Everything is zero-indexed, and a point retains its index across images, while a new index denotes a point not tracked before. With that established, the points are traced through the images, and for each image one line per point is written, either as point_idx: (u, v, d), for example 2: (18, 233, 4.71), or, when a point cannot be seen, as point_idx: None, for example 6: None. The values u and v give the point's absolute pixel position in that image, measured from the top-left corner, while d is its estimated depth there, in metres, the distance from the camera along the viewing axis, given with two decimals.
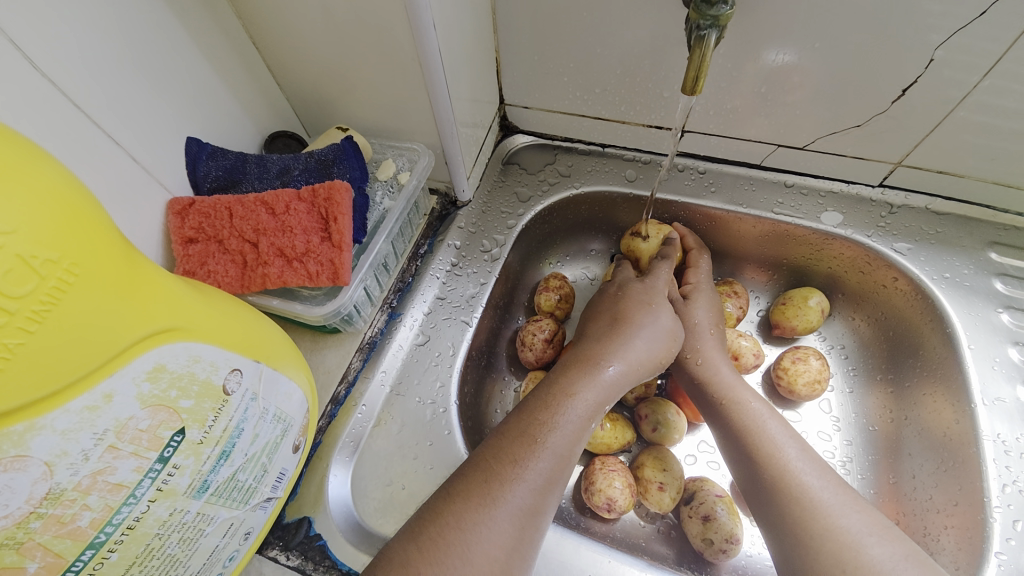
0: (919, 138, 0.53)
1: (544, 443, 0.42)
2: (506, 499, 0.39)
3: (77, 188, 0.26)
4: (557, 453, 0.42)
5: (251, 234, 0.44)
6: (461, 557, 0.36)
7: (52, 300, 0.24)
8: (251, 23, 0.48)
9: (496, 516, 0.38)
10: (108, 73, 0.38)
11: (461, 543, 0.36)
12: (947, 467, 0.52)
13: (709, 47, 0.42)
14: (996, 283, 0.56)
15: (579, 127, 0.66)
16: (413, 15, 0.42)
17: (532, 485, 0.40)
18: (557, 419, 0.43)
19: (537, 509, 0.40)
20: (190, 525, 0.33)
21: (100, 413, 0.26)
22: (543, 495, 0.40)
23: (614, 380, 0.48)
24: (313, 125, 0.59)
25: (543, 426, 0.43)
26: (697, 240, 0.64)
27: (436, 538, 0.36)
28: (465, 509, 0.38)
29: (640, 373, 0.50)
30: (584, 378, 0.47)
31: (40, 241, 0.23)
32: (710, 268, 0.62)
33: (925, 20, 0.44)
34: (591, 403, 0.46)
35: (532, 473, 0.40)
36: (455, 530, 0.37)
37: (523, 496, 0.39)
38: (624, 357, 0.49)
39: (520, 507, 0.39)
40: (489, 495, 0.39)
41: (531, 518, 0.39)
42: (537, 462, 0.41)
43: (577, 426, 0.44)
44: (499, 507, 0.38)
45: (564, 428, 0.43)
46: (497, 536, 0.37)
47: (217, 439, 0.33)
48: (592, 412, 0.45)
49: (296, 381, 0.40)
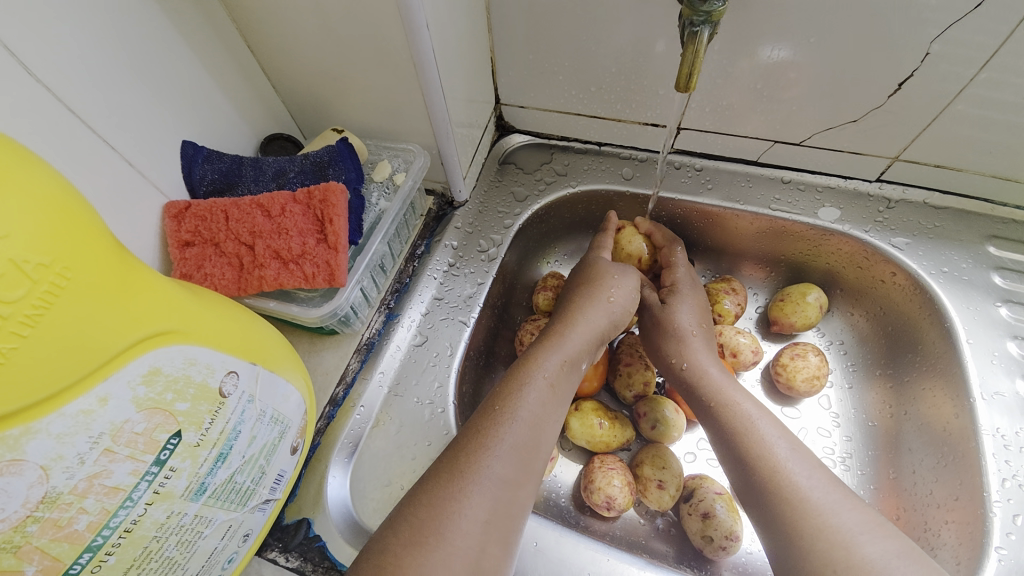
0: (917, 132, 0.53)
1: (507, 410, 0.42)
2: (476, 469, 0.39)
3: (70, 191, 0.26)
4: (524, 419, 0.42)
5: (247, 236, 0.44)
6: (434, 533, 0.35)
7: (45, 304, 0.24)
8: (245, 26, 0.48)
9: (467, 489, 0.38)
10: (103, 77, 0.38)
11: (433, 519, 0.36)
12: (947, 462, 0.52)
13: (701, 43, 0.42)
14: (995, 277, 0.56)
15: (575, 125, 0.66)
16: (407, 15, 0.42)
17: (501, 454, 0.40)
18: (517, 388, 0.44)
19: (512, 480, 0.40)
20: (188, 527, 0.33)
21: (96, 416, 0.26)
22: (519, 466, 0.40)
23: (575, 344, 0.49)
24: (309, 127, 0.59)
25: (506, 394, 0.44)
26: (666, 235, 0.63)
27: (412, 521, 0.36)
28: (436, 487, 0.38)
29: (600, 331, 0.51)
30: (544, 347, 0.48)
31: (32, 245, 0.23)
32: (684, 262, 0.61)
33: (921, 14, 0.43)
34: (552, 366, 0.46)
35: (499, 442, 0.40)
36: (426, 508, 0.37)
37: (497, 468, 0.39)
38: (578, 323, 0.50)
39: (493, 477, 0.39)
40: (457, 467, 0.39)
41: (506, 488, 0.39)
42: (502, 429, 0.41)
43: (541, 392, 0.44)
44: (470, 479, 0.38)
45: (531, 398, 0.44)
46: (474, 512, 0.37)
47: (214, 441, 0.33)
48: (556, 376, 0.46)
49: (293, 383, 0.40)
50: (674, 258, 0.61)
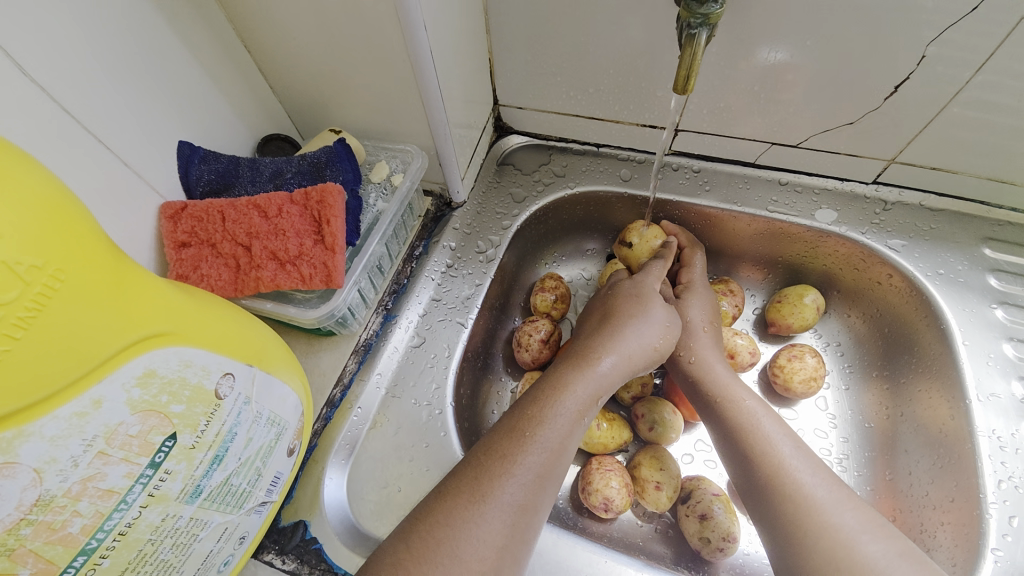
0: (913, 134, 0.53)
1: (536, 438, 0.42)
2: (496, 495, 0.38)
3: (63, 192, 0.26)
4: (549, 447, 0.42)
5: (243, 237, 0.44)
6: (449, 554, 0.35)
7: (38, 306, 0.24)
8: (242, 26, 0.48)
9: (485, 513, 0.37)
10: (98, 77, 0.38)
11: (449, 541, 0.36)
12: (943, 463, 0.52)
13: (700, 45, 0.42)
14: (990, 279, 0.56)
15: (573, 126, 0.66)
16: (405, 16, 0.42)
17: (522, 481, 0.40)
18: (548, 415, 0.43)
19: (528, 506, 0.39)
20: (183, 530, 0.33)
21: (89, 419, 0.26)
22: (535, 491, 0.40)
23: (608, 373, 0.48)
24: (306, 128, 0.59)
25: (533, 420, 0.43)
26: (689, 237, 0.64)
27: (426, 538, 0.36)
28: (455, 507, 0.38)
29: (634, 365, 0.50)
30: (580, 372, 0.47)
31: (24, 247, 0.23)
32: (704, 267, 0.62)
33: (917, 16, 0.44)
34: (585, 396, 0.46)
35: (522, 468, 0.40)
36: (444, 528, 0.36)
37: (515, 493, 0.39)
38: (617, 349, 0.49)
39: (510, 504, 0.38)
40: (479, 492, 0.38)
41: (522, 514, 0.39)
42: (527, 456, 0.41)
43: (569, 421, 0.44)
44: (489, 504, 0.38)
45: (561, 429, 0.43)
46: (486, 534, 0.37)
47: (210, 443, 0.33)
48: (586, 407, 0.45)
49: (290, 384, 0.40)
50: (694, 261, 0.62)
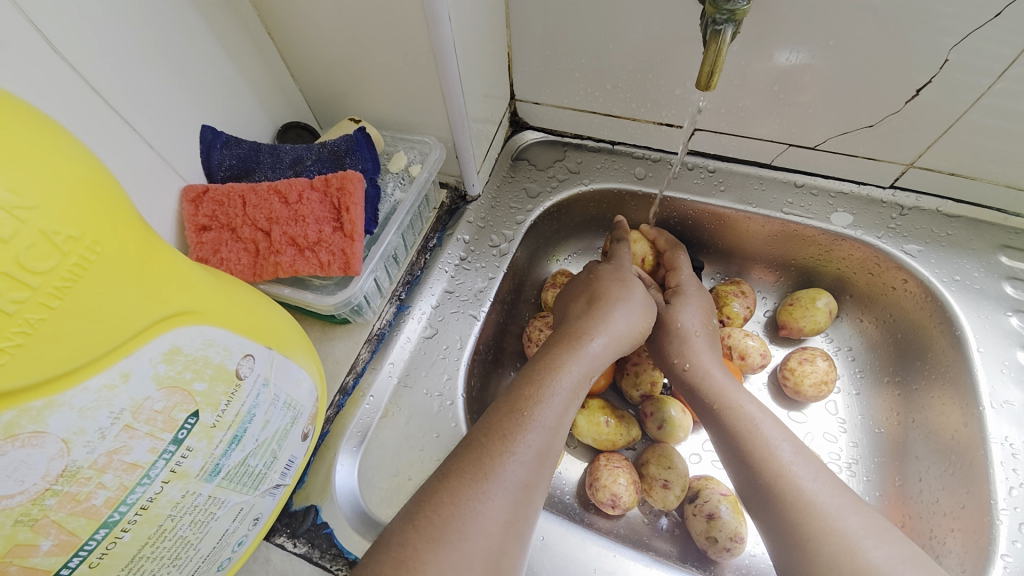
0: (932, 139, 0.53)
1: (533, 418, 0.42)
2: (497, 474, 0.39)
3: (97, 167, 0.26)
4: (547, 426, 0.42)
5: (263, 223, 0.44)
6: (456, 531, 0.35)
7: (73, 278, 0.24)
8: (267, 13, 0.48)
9: (488, 491, 0.38)
10: (125, 59, 0.38)
11: (455, 517, 0.36)
12: (954, 470, 0.52)
13: (725, 42, 0.42)
14: (1006, 287, 0.56)
15: (589, 124, 0.66)
16: (428, 8, 0.42)
17: (523, 458, 0.40)
18: (544, 395, 0.44)
19: (530, 483, 0.40)
20: (201, 508, 0.33)
21: (117, 392, 0.26)
22: (537, 470, 0.40)
23: (599, 354, 0.48)
24: (326, 117, 0.59)
25: (529, 400, 0.43)
26: (670, 240, 0.64)
27: (432, 517, 0.36)
28: (459, 486, 0.38)
29: (622, 346, 0.51)
30: (570, 351, 0.47)
31: (62, 218, 0.23)
32: (689, 268, 0.61)
33: (938, 22, 0.43)
34: (578, 374, 0.46)
35: (522, 446, 0.40)
36: (449, 506, 0.37)
37: (519, 472, 0.39)
38: (606, 330, 0.50)
39: (513, 482, 0.39)
40: (483, 470, 0.39)
41: (524, 491, 0.39)
42: (526, 435, 0.41)
43: (564, 400, 0.44)
44: (491, 482, 0.38)
45: (555, 406, 0.43)
46: (493, 511, 0.37)
47: (229, 423, 0.33)
48: (578, 385, 0.46)
49: (306, 369, 0.40)
50: (679, 263, 0.62)
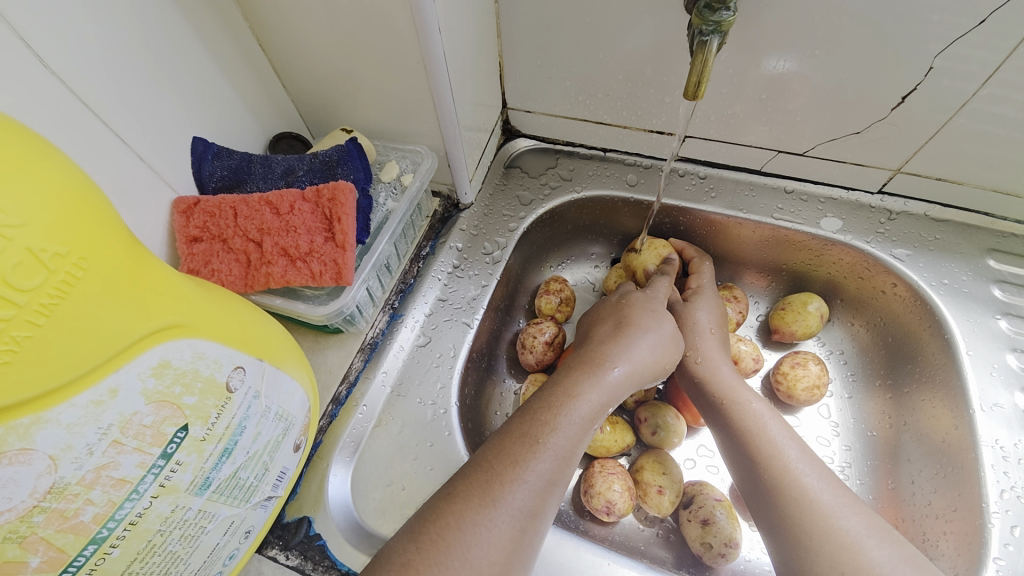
0: (919, 145, 0.54)
1: (546, 445, 0.42)
2: (507, 500, 0.39)
3: (85, 183, 0.26)
4: (558, 455, 0.42)
5: (255, 233, 0.44)
6: (459, 556, 0.35)
7: (60, 294, 0.24)
8: (258, 25, 0.48)
9: (495, 517, 0.38)
10: (116, 73, 0.38)
11: (460, 543, 0.36)
12: (946, 473, 0.52)
13: (711, 52, 0.42)
14: (995, 290, 0.57)
15: (581, 131, 0.66)
16: (419, 19, 0.42)
17: (533, 486, 0.40)
18: (561, 422, 0.44)
19: (537, 511, 0.40)
20: (192, 522, 0.33)
21: (105, 407, 0.26)
22: (543, 498, 0.40)
23: (619, 383, 0.48)
24: (318, 127, 0.60)
25: (544, 426, 0.43)
26: (698, 251, 0.65)
27: (436, 539, 0.36)
28: (466, 509, 0.38)
29: (644, 377, 0.50)
30: (591, 380, 0.47)
31: (50, 235, 0.23)
32: (712, 276, 0.63)
33: (924, 29, 0.44)
34: (595, 403, 0.46)
35: (532, 474, 0.40)
36: (455, 530, 0.36)
37: (524, 498, 0.39)
38: (628, 358, 0.49)
39: (521, 510, 0.39)
40: (490, 494, 0.39)
41: (531, 520, 0.39)
42: (538, 463, 0.41)
43: (579, 428, 0.44)
44: (499, 508, 0.38)
45: (569, 433, 0.43)
46: (496, 538, 0.37)
47: (219, 436, 0.33)
48: (595, 414, 0.46)
49: (298, 380, 0.40)
50: (702, 270, 0.63)
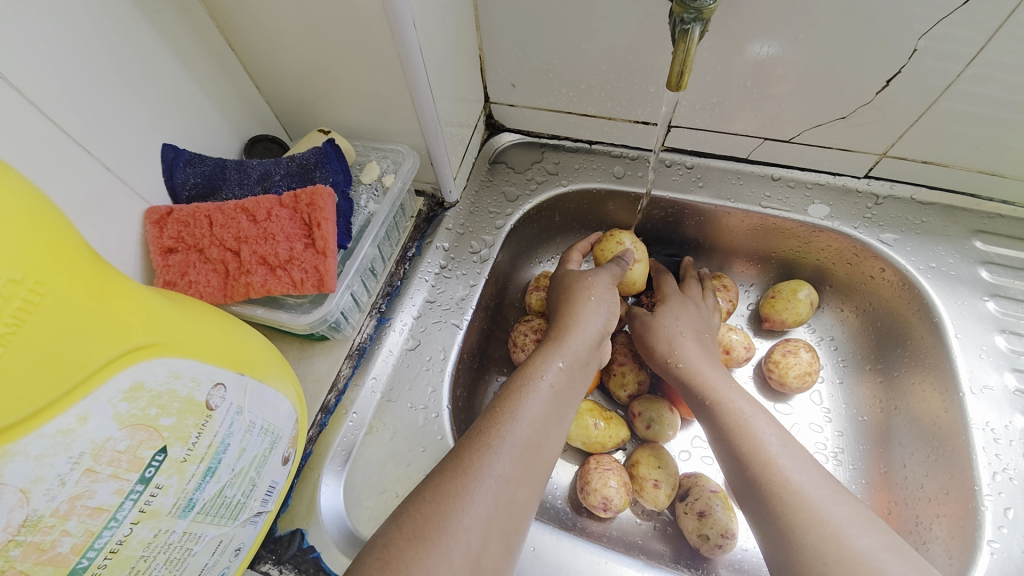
0: (904, 129, 0.53)
1: (515, 411, 0.42)
2: (478, 467, 0.38)
3: (43, 203, 0.25)
4: (533, 419, 0.42)
5: (232, 242, 0.43)
6: (438, 527, 0.35)
7: (17, 321, 0.23)
8: (226, 25, 0.47)
9: (471, 488, 0.37)
10: (77, 80, 0.37)
11: (438, 514, 0.35)
12: (937, 455, 0.53)
13: (693, 41, 0.41)
14: (982, 272, 0.57)
15: (565, 124, 0.65)
16: (392, 14, 0.41)
17: (504, 453, 0.39)
18: (524, 392, 0.44)
19: (515, 478, 0.39)
20: (177, 545, 0.32)
21: (75, 435, 0.25)
22: (523, 463, 0.40)
23: (579, 347, 0.49)
24: (295, 128, 0.58)
25: (516, 397, 0.43)
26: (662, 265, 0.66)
27: (416, 517, 0.35)
28: (441, 482, 0.37)
29: (592, 324, 0.51)
30: (545, 351, 0.48)
31: (2, 260, 0.22)
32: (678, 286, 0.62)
33: (910, 9, 0.43)
34: (552, 369, 0.46)
35: (502, 441, 0.40)
36: (431, 504, 0.36)
37: (498, 465, 0.39)
38: (570, 322, 0.51)
39: (498, 477, 0.38)
40: (461, 465, 0.38)
41: (511, 487, 0.38)
42: (507, 429, 0.41)
43: (541, 396, 0.44)
44: (473, 477, 0.37)
45: (534, 402, 0.43)
46: (475, 508, 0.36)
47: (201, 455, 0.32)
48: (562, 386, 0.46)
49: (283, 392, 0.39)
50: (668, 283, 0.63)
